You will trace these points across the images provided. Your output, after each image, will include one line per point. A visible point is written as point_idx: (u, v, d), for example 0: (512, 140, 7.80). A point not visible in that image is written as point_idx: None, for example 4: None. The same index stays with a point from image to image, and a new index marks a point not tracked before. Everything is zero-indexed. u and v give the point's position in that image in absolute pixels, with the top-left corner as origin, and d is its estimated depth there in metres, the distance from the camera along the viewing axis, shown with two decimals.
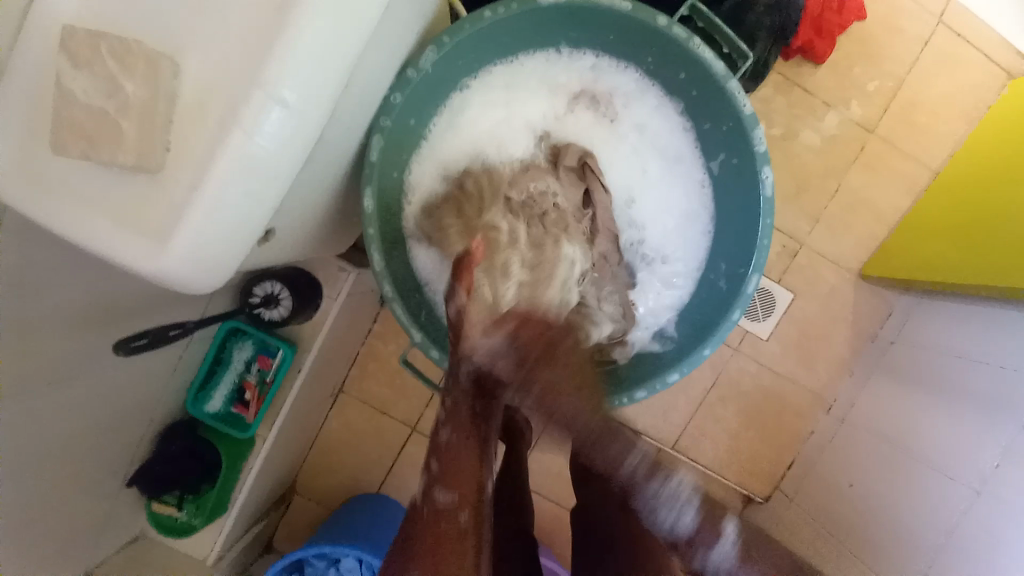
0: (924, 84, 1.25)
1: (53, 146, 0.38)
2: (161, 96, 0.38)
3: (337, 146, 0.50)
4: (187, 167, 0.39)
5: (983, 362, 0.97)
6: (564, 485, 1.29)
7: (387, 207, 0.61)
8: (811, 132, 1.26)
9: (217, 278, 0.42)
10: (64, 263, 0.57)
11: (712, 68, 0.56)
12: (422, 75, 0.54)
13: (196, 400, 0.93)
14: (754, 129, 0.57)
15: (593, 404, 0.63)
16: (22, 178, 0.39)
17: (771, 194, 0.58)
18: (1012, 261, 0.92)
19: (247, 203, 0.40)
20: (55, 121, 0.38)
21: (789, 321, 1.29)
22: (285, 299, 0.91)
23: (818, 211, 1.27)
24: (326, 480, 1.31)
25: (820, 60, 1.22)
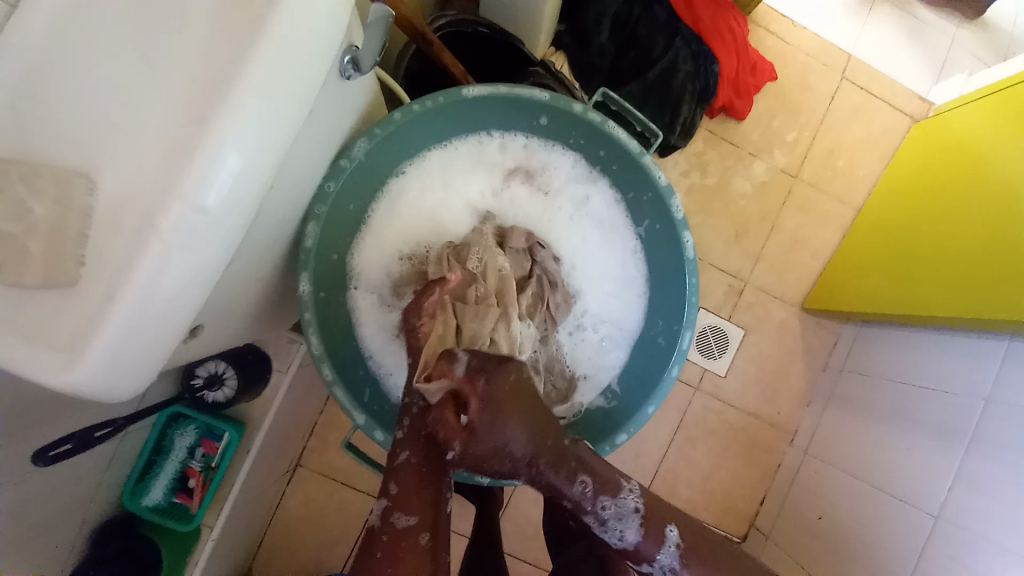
0: (837, 132, 1.38)
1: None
2: (76, 214, 0.38)
3: (269, 235, 0.51)
4: (99, 283, 0.38)
5: (940, 391, 1.01)
6: (541, 544, 1.25)
7: (328, 288, 0.63)
8: (744, 179, 1.36)
9: (136, 383, 0.42)
10: None
11: (629, 147, 0.61)
12: (354, 163, 0.58)
13: (135, 493, 0.87)
14: (671, 198, 0.61)
15: None
16: None
17: (693, 255, 0.62)
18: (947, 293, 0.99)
19: (164, 308, 0.40)
20: None
21: (743, 358, 1.33)
22: (230, 378, 0.87)
23: (758, 251, 1.35)
24: (286, 563, 1.22)
25: (742, 116, 1.34)
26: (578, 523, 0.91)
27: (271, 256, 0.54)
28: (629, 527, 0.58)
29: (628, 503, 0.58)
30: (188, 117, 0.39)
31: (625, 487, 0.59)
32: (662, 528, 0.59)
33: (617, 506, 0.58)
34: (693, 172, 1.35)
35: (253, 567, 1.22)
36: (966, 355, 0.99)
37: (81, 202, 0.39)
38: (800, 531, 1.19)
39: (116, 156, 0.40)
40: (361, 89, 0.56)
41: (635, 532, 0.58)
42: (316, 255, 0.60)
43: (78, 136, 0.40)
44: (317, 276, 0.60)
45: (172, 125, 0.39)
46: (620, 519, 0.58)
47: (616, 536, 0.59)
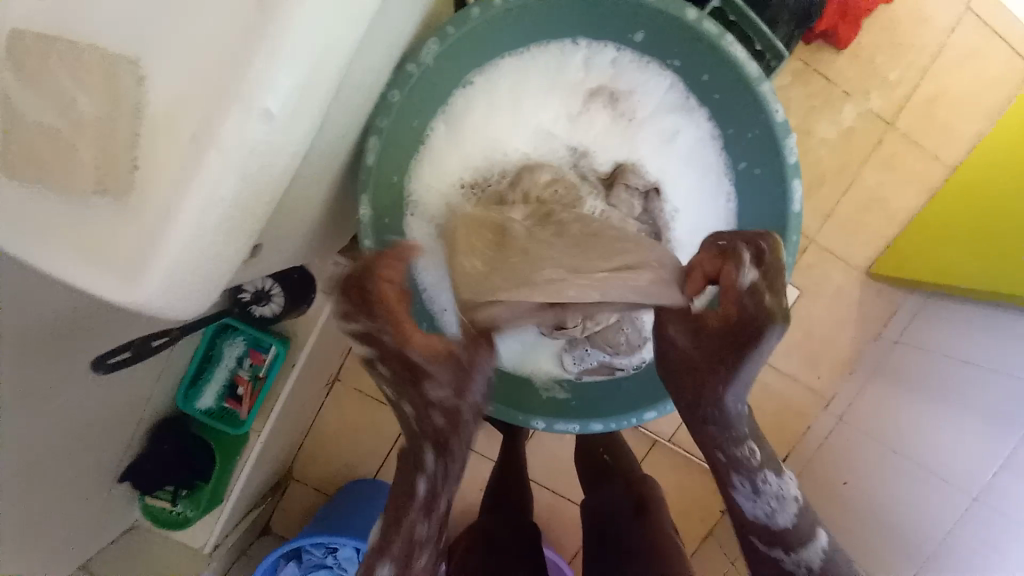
0: (950, 73, 1.19)
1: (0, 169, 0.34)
2: (121, 111, 0.33)
3: (330, 150, 0.46)
4: (155, 190, 0.34)
5: (987, 370, 0.94)
6: (562, 476, 1.29)
7: (386, 210, 0.58)
8: (829, 123, 1.20)
9: (200, 302, 0.38)
10: (26, 276, 0.53)
11: (745, 70, 0.52)
12: (423, 70, 0.51)
13: (187, 396, 0.91)
14: (786, 138, 0.53)
15: (602, 425, 0.61)
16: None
17: (800, 208, 0.55)
18: (1016, 270, 0.90)
19: (224, 222, 0.35)
20: (6, 145, 0.33)
21: (793, 319, 1.26)
22: (277, 295, 0.87)
23: (831, 207, 1.23)
24: (324, 467, 1.31)
25: (843, 46, 1.16)
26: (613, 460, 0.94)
27: (330, 175, 0.49)
28: (784, 506, 0.54)
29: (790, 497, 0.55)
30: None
31: (744, 442, 0.55)
32: (814, 527, 0.55)
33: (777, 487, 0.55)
34: None
35: (294, 466, 1.31)
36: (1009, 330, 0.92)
37: (132, 99, 0.33)
38: (822, 492, 1.19)
39: (166, 46, 0.34)
40: None
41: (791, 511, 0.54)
42: (376, 175, 0.54)
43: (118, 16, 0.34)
44: (376, 200, 0.55)
45: (223, 4, 0.33)
46: (772, 482, 0.55)
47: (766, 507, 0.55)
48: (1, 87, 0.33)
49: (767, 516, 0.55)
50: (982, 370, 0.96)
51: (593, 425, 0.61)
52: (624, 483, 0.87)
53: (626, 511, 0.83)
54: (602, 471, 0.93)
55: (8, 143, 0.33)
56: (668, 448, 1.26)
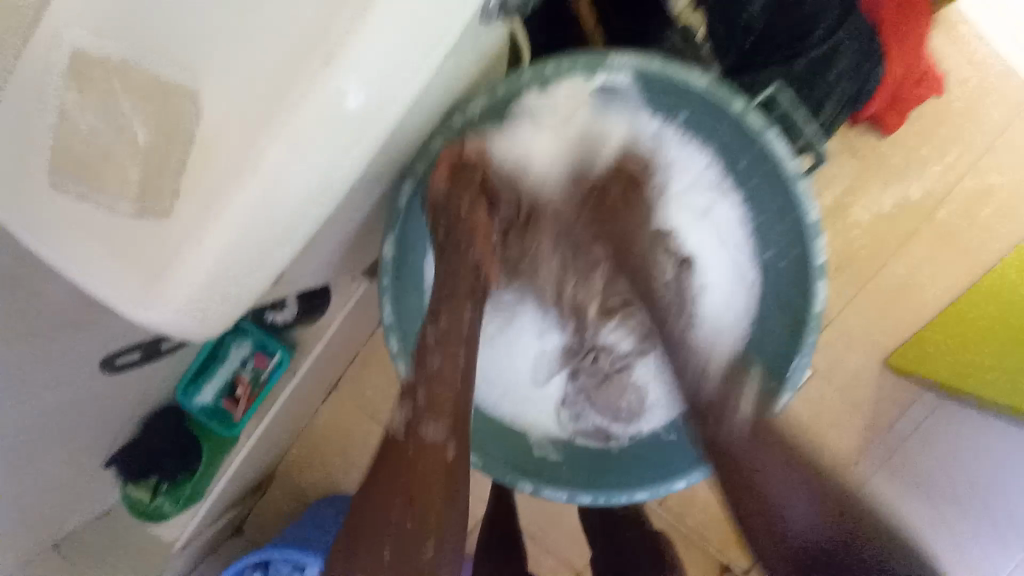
0: (993, 175, 1.17)
1: (53, 181, 0.36)
2: (168, 139, 0.35)
3: (365, 192, 0.47)
4: (188, 216, 0.35)
5: None
6: (546, 525, 1.26)
7: (410, 247, 0.59)
8: (865, 206, 1.19)
9: (213, 326, 0.39)
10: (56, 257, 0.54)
11: (785, 167, 0.51)
12: (468, 121, 0.53)
13: (187, 391, 0.91)
14: (817, 239, 0.52)
15: (591, 498, 0.60)
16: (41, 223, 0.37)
17: (823, 308, 0.53)
18: None
19: (256, 253, 0.37)
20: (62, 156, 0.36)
21: (807, 397, 1.22)
22: (290, 305, 0.87)
23: (856, 289, 1.21)
24: (307, 474, 1.30)
25: (888, 132, 1.15)
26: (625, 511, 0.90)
27: (363, 208, 0.50)
28: None
29: None
30: (297, 40, 0.33)
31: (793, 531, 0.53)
32: None
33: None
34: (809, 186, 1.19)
35: (278, 467, 1.30)
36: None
37: (182, 132, 0.35)
38: None
39: (226, 86, 0.35)
40: (493, 40, 0.50)
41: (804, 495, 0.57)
42: (409, 213, 0.56)
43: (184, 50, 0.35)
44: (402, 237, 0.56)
45: (275, 44, 0.33)
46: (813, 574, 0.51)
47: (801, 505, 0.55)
48: (67, 99, 0.36)
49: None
50: None
51: (581, 496, 0.60)
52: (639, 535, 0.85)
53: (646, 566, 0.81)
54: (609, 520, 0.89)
55: (69, 155, 0.36)
56: (659, 512, 1.22)
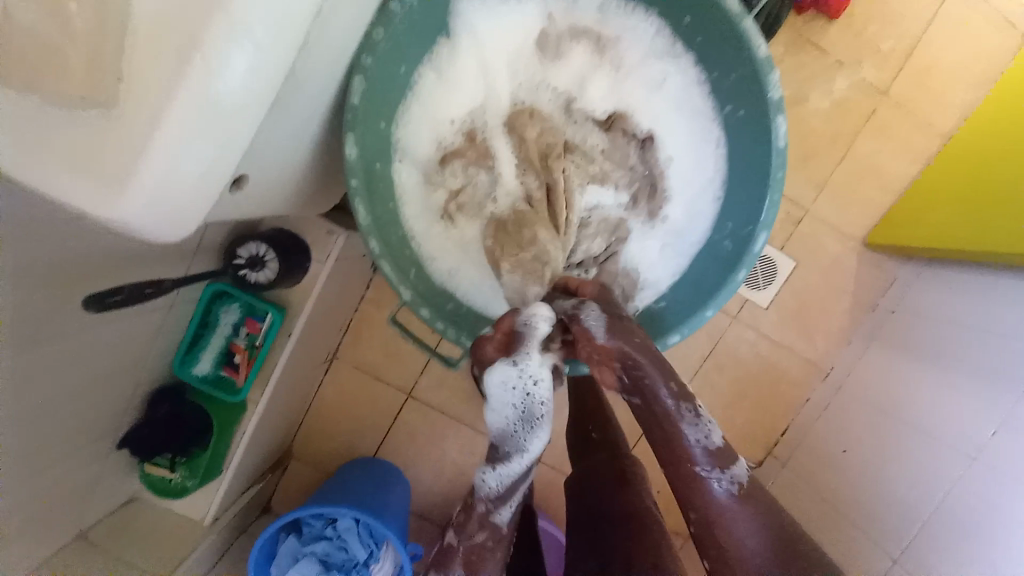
0: (940, 43, 1.18)
1: None
2: (106, 18, 0.34)
3: (314, 86, 0.47)
4: (138, 100, 0.35)
5: (982, 332, 0.95)
6: (560, 454, 1.31)
7: (375, 154, 0.58)
8: (822, 92, 1.20)
9: (184, 223, 0.40)
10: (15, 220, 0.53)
11: (726, 7, 0.52)
12: (406, 9, 0.52)
13: (184, 362, 0.91)
14: (768, 74, 0.53)
15: (590, 368, 0.60)
16: None
17: (784, 144, 0.55)
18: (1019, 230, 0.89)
19: (210, 137, 0.37)
20: None
21: (790, 291, 1.26)
22: (271, 260, 0.87)
23: (824, 177, 1.23)
24: (322, 445, 1.32)
25: (836, 13, 1.15)
26: (600, 436, 0.93)
27: (314, 109, 0.50)
28: (713, 431, 0.55)
29: (715, 433, 0.55)
30: None
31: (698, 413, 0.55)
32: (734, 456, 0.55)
33: (697, 420, 0.55)
34: None
35: (293, 444, 1.33)
36: (1009, 298, 0.93)
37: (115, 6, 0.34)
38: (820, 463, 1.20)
39: None
40: None
41: (721, 434, 0.55)
42: (362, 116, 0.54)
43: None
44: (365, 143, 0.55)
45: None
46: (697, 417, 0.55)
47: (701, 435, 0.55)
48: None
49: (698, 450, 0.55)
50: (969, 332, 0.98)
51: (582, 367, 0.61)
52: (607, 456, 0.89)
53: (609, 480, 0.85)
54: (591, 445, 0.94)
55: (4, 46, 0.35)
56: None
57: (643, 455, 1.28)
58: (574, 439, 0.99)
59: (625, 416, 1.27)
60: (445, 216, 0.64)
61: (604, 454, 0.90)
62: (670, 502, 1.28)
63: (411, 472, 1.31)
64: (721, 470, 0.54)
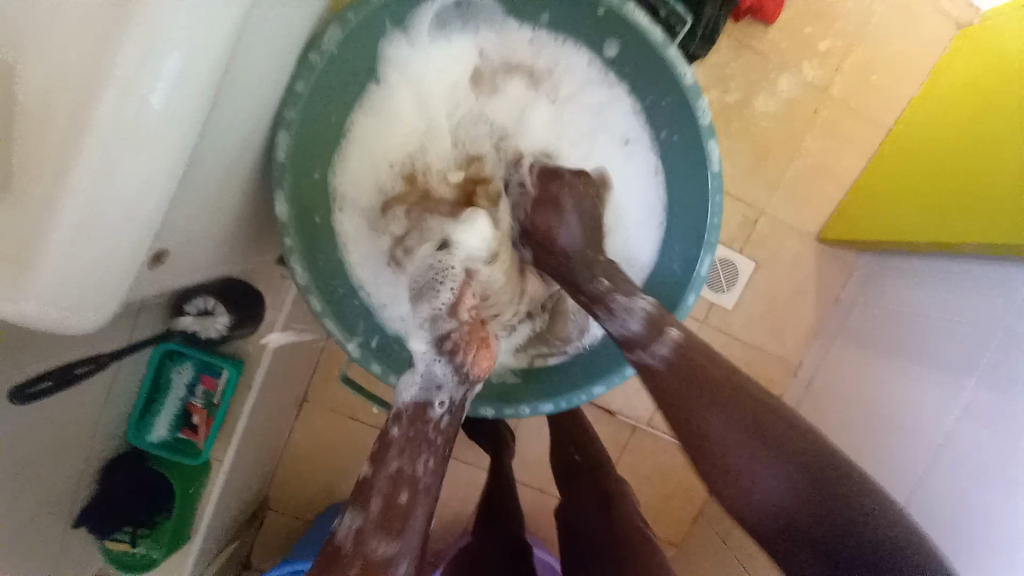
0: (874, 39, 1.21)
1: None
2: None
3: (236, 148, 0.47)
4: (31, 187, 0.33)
5: (948, 321, 0.96)
6: (544, 475, 1.29)
7: (306, 202, 0.59)
8: (768, 95, 1.22)
9: (98, 307, 0.38)
10: None
11: (651, 36, 0.54)
12: (327, 58, 0.52)
13: (138, 430, 0.87)
14: (697, 99, 0.56)
15: (552, 405, 0.64)
16: None
17: (720, 168, 0.58)
18: (969, 223, 0.90)
19: (117, 218, 0.35)
20: None
21: (756, 291, 1.26)
22: (222, 313, 0.83)
23: (778, 177, 1.24)
24: (299, 492, 1.27)
25: (772, 20, 1.17)
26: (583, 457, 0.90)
27: (241, 169, 0.50)
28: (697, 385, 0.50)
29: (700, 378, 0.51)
30: None
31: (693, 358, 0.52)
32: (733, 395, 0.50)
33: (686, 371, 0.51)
34: (712, 89, 1.21)
35: (269, 494, 1.27)
36: (964, 287, 0.94)
37: (9, 99, 0.33)
38: None
39: (43, 42, 0.33)
40: None
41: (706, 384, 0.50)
42: (290, 172, 0.55)
43: None
44: (295, 195, 0.57)
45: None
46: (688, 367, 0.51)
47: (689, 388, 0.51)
48: None
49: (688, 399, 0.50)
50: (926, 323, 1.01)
51: (544, 406, 0.64)
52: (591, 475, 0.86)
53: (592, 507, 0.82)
54: (575, 469, 0.90)
55: None
56: (648, 433, 1.26)
57: (629, 467, 1.27)
58: (556, 463, 0.95)
59: (607, 431, 1.26)
60: (392, 262, 0.64)
61: (587, 480, 0.86)
62: (658, 510, 1.27)
63: None
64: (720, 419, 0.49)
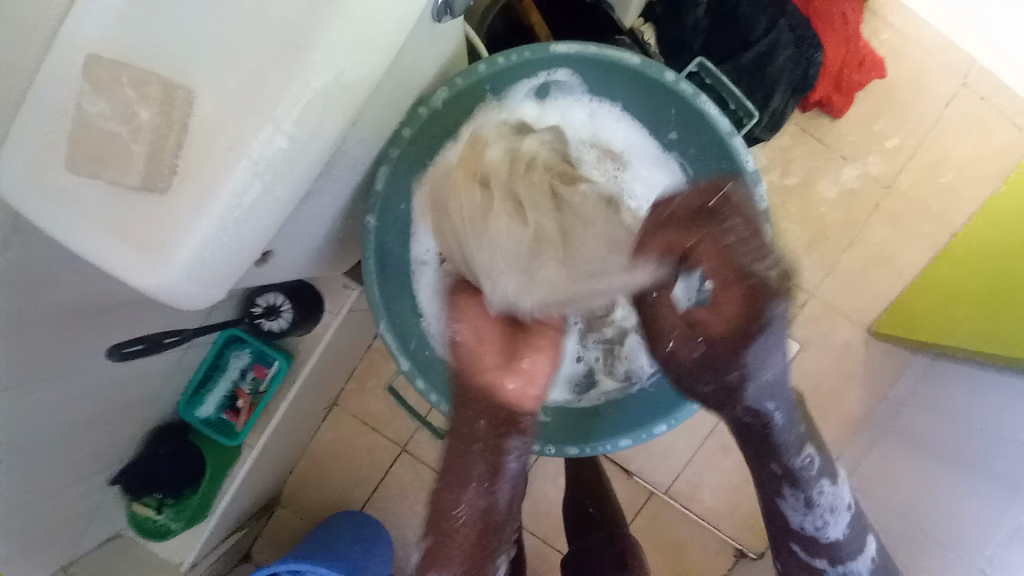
0: (944, 144, 1.22)
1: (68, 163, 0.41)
2: (170, 123, 0.40)
3: (348, 173, 0.55)
4: (184, 192, 0.41)
5: (989, 438, 0.92)
6: (553, 523, 1.27)
7: (389, 230, 0.68)
8: (829, 183, 1.24)
9: (212, 294, 0.45)
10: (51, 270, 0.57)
11: (719, 126, 0.63)
12: (432, 111, 0.62)
13: (189, 403, 0.95)
14: (757, 185, 0.63)
15: (578, 449, 0.67)
16: (58, 202, 0.42)
17: (772, 251, 0.64)
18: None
19: (245, 222, 0.42)
20: (75, 143, 0.41)
21: (795, 373, 1.24)
22: (287, 310, 0.92)
23: (832, 264, 1.24)
24: (312, 492, 1.31)
25: (839, 114, 1.20)
26: (598, 513, 0.90)
27: (345, 191, 0.58)
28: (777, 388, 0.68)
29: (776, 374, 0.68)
30: (276, 42, 0.40)
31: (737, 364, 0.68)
32: (800, 429, 0.70)
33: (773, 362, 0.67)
34: (772, 170, 1.24)
35: (285, 488, 1.31)
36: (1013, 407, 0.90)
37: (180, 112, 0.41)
38: None
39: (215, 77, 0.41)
40: (451, 39, 0.60)
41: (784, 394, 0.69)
42: (382, 199, 0.64)
43: (178, 46, 0.42)
44: (382, 217, 0.66)
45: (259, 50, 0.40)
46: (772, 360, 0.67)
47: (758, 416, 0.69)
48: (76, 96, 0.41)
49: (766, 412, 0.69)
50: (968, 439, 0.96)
51: (570, 448, 0.67)
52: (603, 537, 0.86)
53: (607, 568, 0.82)
54: (589, 525, 0.89)
55: (78, 140, 0.41)
56: (664, 500, 1.23)
57: (639, 529, 1.23)
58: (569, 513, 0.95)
59: (623, 490, 1.23)
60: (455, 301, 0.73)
61: (600, 537, 0.87)
62: None
63: (400, 528, 1.28)
64: (795, 456, 0.72)
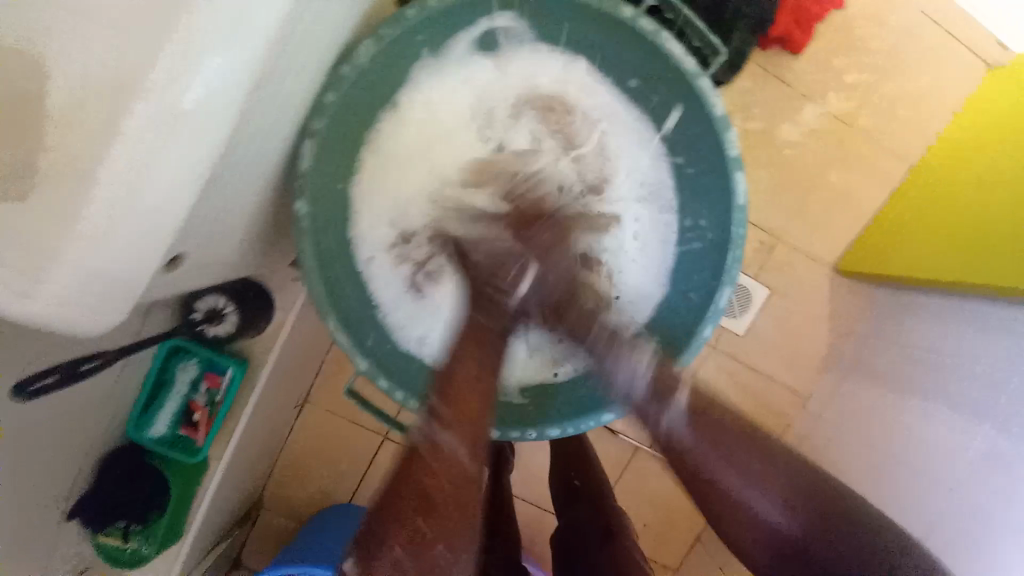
0: (901, 73, 1.20)
1: None
2: (19, 103, 0.32)
3: (262, 154, 0.47)
4: (52, 188, 0.32)
5: (955, 364, 0.94)
6: (542, 491, 1.27)
7: (326, 212, 0.61)
8: (791, 123, 1.21)
9: (111, 312, 0.37)
10: None
11: (683, 65, 0.56)
12: (357, 71, 0.54)
13: (139, 423, 0.87)
14: (726, 132, 0.57)
15: (559, 431, 0.65)
16: None
17: (744, 202, 0.59)
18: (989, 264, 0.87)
19: (140, 220, 0.35)
20: None
21: (768, 319, 1.24)
22: (230, 313, 0.86)
23: (798, 205, 1.22)
24: (293, 493, 1.26)
25: (799, 49, 1.16)
26: (584, 484, 0.89)
27: (263, 176, 0.50)
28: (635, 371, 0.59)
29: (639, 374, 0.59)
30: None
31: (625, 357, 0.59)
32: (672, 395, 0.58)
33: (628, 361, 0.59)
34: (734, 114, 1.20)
35: (263, 493, 1.26)
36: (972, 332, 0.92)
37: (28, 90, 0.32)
38: None
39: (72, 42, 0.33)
40: None
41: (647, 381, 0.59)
42: (312, 179, 0.57)
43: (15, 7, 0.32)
44: (315, 199, 0.58)
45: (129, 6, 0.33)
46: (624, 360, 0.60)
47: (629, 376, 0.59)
48: None
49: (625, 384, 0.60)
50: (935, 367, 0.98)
51: (550, 431, 0.66)
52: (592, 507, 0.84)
53: (592, 536, 0.81)
54: (575, 496, 0.88)
55: None
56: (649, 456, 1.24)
57: (627, 488, 1.25)
58: (556, 486, 0.93)
59: (609, 451, 1.23)
60: (412, 287, 0.68)
61: (587, 507, 0.86)
62: (657, 534, 1.24)
63: None
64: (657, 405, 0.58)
